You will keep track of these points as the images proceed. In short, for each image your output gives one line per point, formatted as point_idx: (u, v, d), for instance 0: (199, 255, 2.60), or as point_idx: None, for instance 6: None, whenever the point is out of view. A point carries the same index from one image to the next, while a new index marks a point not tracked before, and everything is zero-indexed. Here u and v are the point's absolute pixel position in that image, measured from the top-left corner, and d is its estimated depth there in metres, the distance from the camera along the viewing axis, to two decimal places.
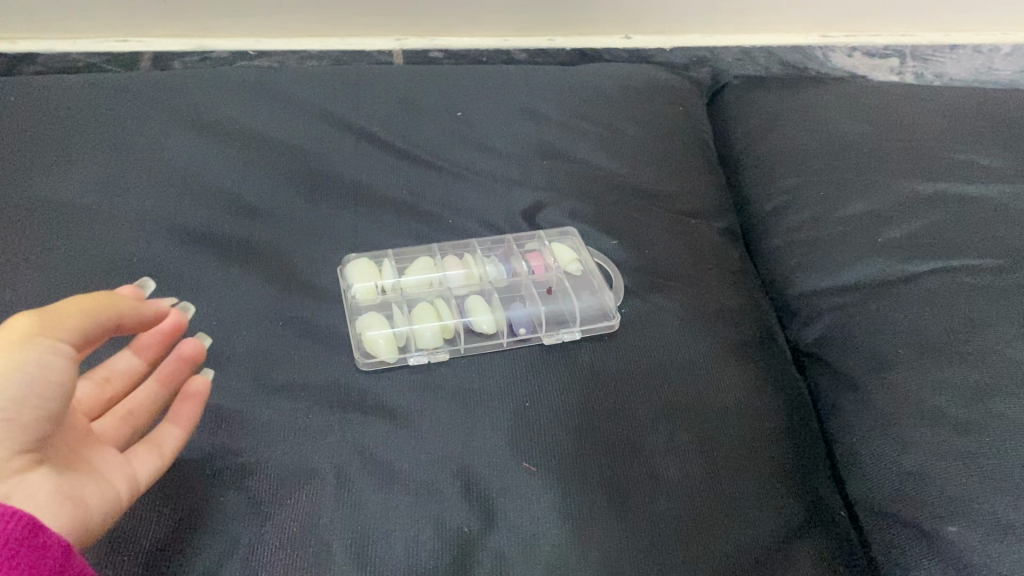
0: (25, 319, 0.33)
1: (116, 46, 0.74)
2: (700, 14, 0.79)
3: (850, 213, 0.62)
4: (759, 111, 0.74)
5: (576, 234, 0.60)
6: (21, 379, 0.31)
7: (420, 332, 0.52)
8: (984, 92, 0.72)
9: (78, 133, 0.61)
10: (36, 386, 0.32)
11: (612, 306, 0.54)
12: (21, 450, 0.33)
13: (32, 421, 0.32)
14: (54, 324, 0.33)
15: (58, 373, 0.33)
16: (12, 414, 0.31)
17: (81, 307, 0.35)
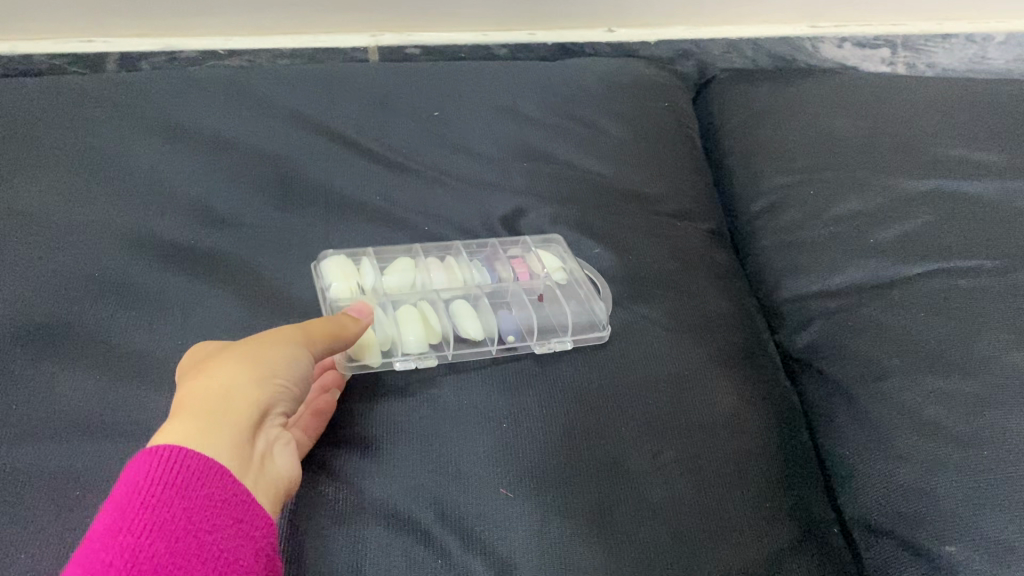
0: (295, 330, 0.40)
1: (80, 47, 0.71)
2: (684, 8, 0.77)
3: (841, 213, 0.60)
4: (746, 106, 0.72)
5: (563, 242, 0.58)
6: (285, 364, 0.38)
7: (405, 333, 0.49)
8: (978, 83, 0.70)
9: (38, 138, 0.59)
10: (292, 374, 0.39)
11: (602, 317, 0.52)
12: (276, 424, 0.38)
13: (286, 400, 0.39)
14: (315, 335, 0.41)
15: (307, 370, 0.40)
16: (280, 387, 0.38)
17: (332, 328, 0.43)
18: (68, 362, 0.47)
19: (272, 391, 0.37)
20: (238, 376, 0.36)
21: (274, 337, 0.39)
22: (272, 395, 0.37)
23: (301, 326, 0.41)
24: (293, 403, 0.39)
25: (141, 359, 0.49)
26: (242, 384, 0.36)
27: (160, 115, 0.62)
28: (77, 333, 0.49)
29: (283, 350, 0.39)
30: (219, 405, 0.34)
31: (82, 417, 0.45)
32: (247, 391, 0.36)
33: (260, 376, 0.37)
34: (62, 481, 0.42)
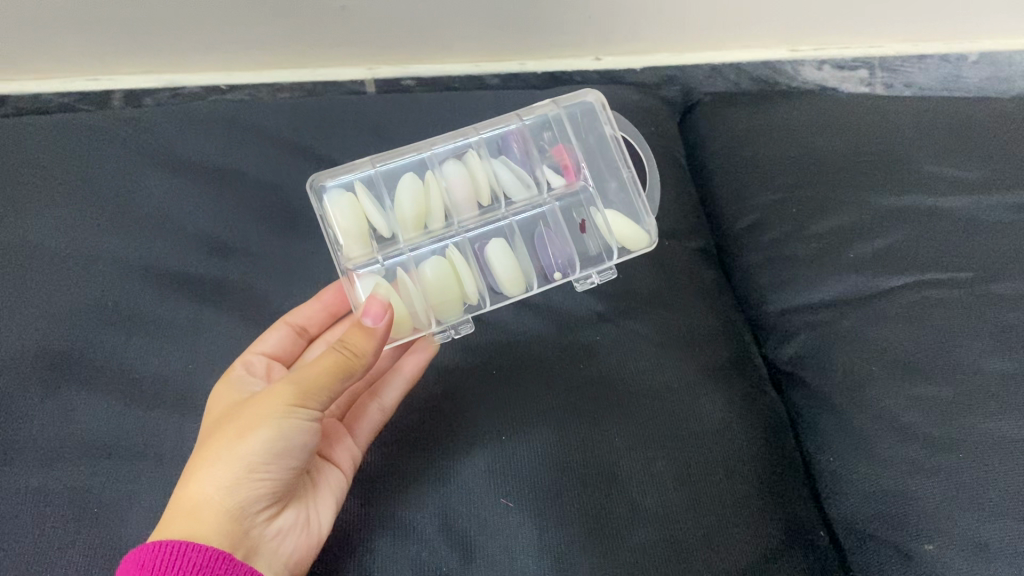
0: (287, 390, 0.40)
1: (88, 86, 0.77)
2: (669, 37, 0.80)
3: (822, 229, 0.62)
4: (731, 127, 0.75)
5: (603, 104, 0.55)
6: (267, 445, 0.39)
7: (441, 306, 0.49)
8: (952, 100, 0.72)
9: (49, 171, 0.61)
10: (281, 451, 0.40)
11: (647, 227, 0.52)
12: (271, 498, 0.40)
13: (276, 475, 0.40)
14: (311, 396, 0.40)
15: (301, 435, 0.40)
16: (263, 472, 0.39)
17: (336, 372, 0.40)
18: (86, 389, 0.50)
19: (254, 479, 0.39)
20: (213, 475, 0.38)
21: (263, 406, 0.39)
22: (254, 487, 0.39)
23: (294, 383, 0.40)
24: (290, 468, 0.41)
25: (155, 383, 0.51)
26: (217, 484, 0.38)
27: (162, 145, 0.64)
28: (93, 361, 0.51)
29: (265, 428, 0.39)
30: (190, 519, 0.38)
31: (100, 440, 0.48)
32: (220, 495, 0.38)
33: (236, 472, 0.38)
34: (87, 501, 0.45)
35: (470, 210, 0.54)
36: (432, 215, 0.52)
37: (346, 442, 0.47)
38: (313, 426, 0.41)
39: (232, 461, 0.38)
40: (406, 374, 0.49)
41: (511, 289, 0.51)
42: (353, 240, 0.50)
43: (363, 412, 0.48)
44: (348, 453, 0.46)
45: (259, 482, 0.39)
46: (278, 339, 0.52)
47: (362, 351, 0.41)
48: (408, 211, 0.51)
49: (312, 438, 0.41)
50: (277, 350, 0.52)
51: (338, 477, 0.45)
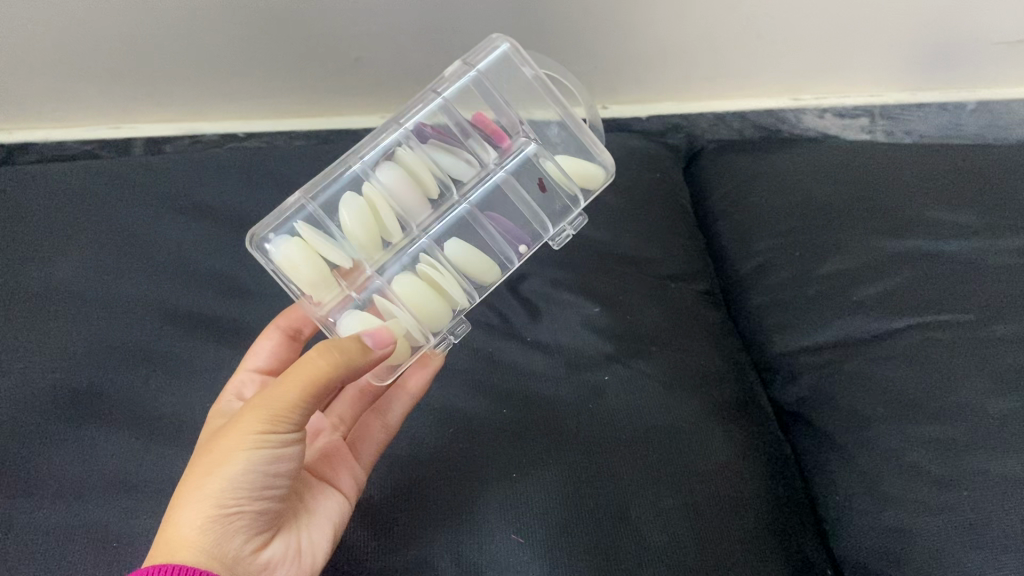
0: (256, 416, 0.39)
1: (110, 133, 0.81)
2: (673, 85, 0.82)
3: (825, 272, 0.64)
4: (734, 173, 0.77)
5: (516, 46, 0.49)
6: (237, 475, 0.38)
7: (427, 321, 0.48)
8: (951, 147, 0.74)
9: (73, 217, 0.63)
10: (255, 478, 0.39)
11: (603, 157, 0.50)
12: (255, 529, 0.39)
13: (253, 505, 0.39)
14: (280, 420, 0.39)
15: (274, 462, 0.39)
16: (239, 503, 0.38)
17: (310, 393, 0.39)
18: (104, 426, 0.51)
19: (231, 509, 0.38)
20: (189, 511, 0.37)
21: (231, 436, 0.39)
22: (233, 518, 0.38)
23: (259, 409, 0.39)
24: (269, 496, 0.40)
25: (171, 420, 0.52)
26: (193, 519, 0.37)
27: (182, 191, 0.67)
28: (111, 399, 0.53)
29: (235, 457, 0.38)
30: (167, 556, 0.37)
31: (117, 475, 0.49)
32: (196, 531, 0.37)
33: (209, 506, 0.38)
34: (104, 535, 0.46)
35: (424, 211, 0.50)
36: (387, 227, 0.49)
37: (351, 464, 0.48)
38: (285, 450, 0.40)
39: (204, 495, 0.38)
40: (411, 393, 0.51)
41: (487, 274, 0.50)
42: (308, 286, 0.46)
43: (364, 433, 0.50)
44: (351, 475, 0.47)
45: (238, 513, 0.38)
46: (271, 350, 0.53)
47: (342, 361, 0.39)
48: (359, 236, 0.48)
49: (287, 462, 0.40)
50: (271, 360, 0.52)
51: (337, 500, 0.45)
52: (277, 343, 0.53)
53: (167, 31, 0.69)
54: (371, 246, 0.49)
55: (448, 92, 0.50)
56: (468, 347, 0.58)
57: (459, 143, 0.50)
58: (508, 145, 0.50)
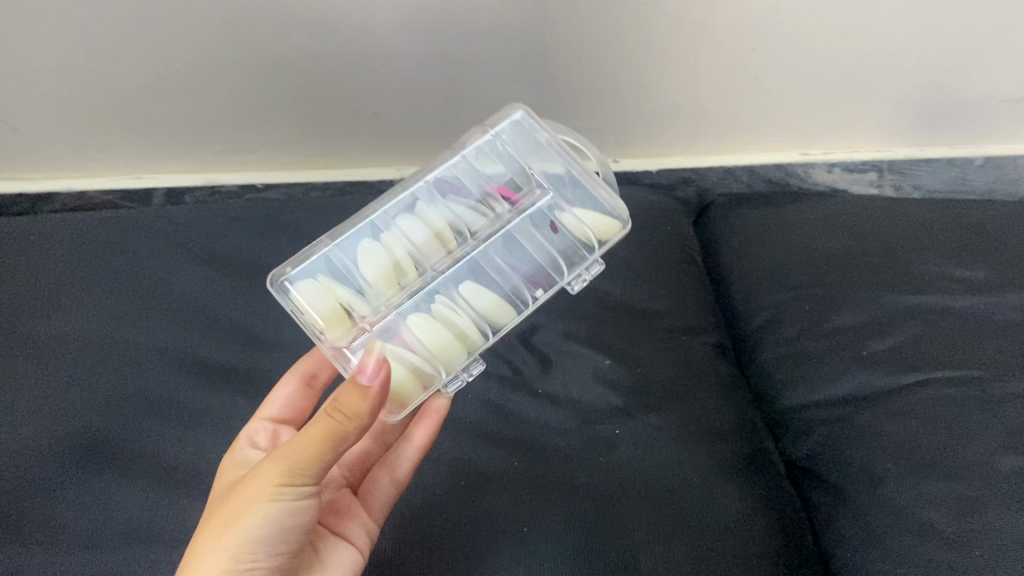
0: (273, 469, 0.39)
1: (133, 183, 0.83)
2: (682, 140, 0.84)
3: (835, 327, 0.64)
4: (744, 227, 0.78)
5: (530, 113, 0.57)
6: (253, 530, 0.39)
7: (446, 355, 0.50)
8: (959, 204, 0.75)
9: (93, 265, 0.65)
10: (269, 530, 0.39)
11: (620, 206, 0.54)
12: None
13: (268, 560, 0.40)
14: (297, 474, 0.39)
15: (289, 517, 0.40)
16: (253, 557, 0.39)
17: (327, 446, 0.39)
18: (119, 474, 0.52)
19: (244, 563, 0.39)
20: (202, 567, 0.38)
21: (249, 489, 0.39)
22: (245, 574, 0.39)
23: (276, 463, 0.39)
24: (284, 549, 0.40)
25: (184, 469, 0.53)
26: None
27: (201, 241, 0.68)
28: (127, 446, 0.53)
29: (251, 512, 0.39)
30: None
31: (131, 526, 0.49)
32: None
33: (222, 560, 0.38)
34: None
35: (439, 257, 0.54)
36: (404, 270, 0.53)
37: (363, 520, 0.48)
38: (301, 504, 0.40)
39: (218, 549, 0.38)
40: (421, 446, 0.51)
41: (500, 314, 0.52)
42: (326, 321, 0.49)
43: (376, 485, 0.50)
44: (363, 529, 0.48)
45: (252, 567, 0.39)
46: (285, 398, 0.53)
47: (357, 413, 0.39)
48: (378, 277, 0.52)
49: (302, 515, 0.40)
50: (286, 409, 0.53)
51: (349, 554, 0.46)
52: (293, 391, 0.53)
53: (187, 78, 0.71)
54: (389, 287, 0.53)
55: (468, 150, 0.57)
56: (480, 398, 0.58)
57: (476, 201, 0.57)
58: (519, 200, 0.57)
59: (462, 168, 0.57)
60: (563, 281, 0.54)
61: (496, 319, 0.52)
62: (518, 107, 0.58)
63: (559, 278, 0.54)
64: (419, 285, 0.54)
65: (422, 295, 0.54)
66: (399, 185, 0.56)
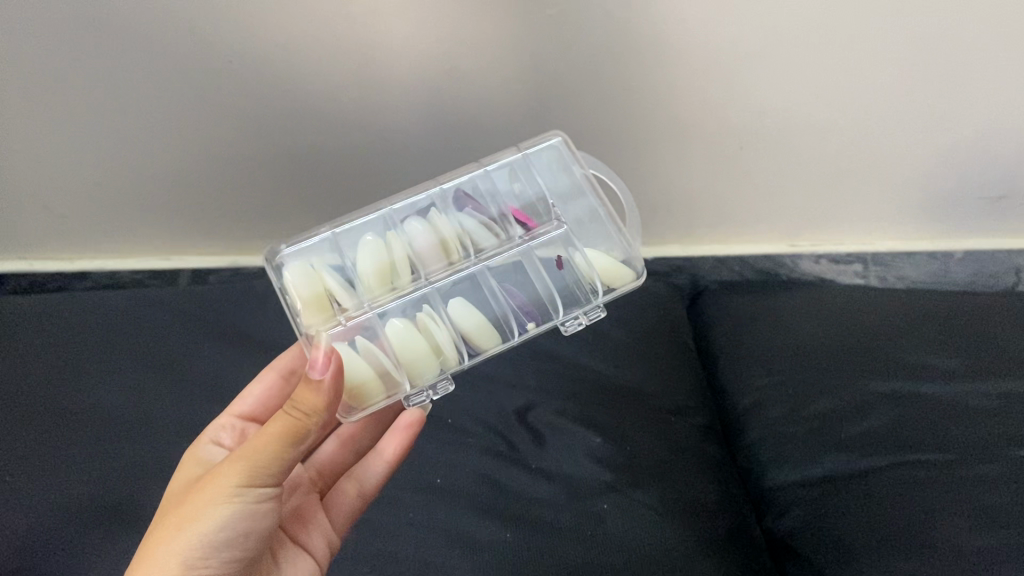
0: (232, 469, 0.42)
1: (161, 265, 0.92)
2: (674, 231, 0.90)
3: (817, 409, 0.68)
4: (734, 314, 0.82)
5: (564, 140, 0.61)
6: (209, 529, 0.42)
7: (417, 366, 0.53)
8: (938, 296, 0.79)
9: (120, 340, 0.70)
10: (225, 530, 0.42)
11: (637, 262, 0.57)
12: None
13: (222, 562, 0.42)
14: (254, 474, 0.42)
15: (244, 520, 0.42)
16: (210, 553, 0.42)
17: (285, 444, 0.42)
18: (134, 538, 0.56)
19: (197, 563, 0.41)
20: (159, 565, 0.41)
21: (208, 488, 0.42)
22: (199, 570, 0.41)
23: (234, 467, 0.42)
24: (239, 550, 0.43)
25: None
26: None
27: (220, 319, 0.73)
28: (141, 509, 0.57)
29: (207, 514, 0.42)
30: None
31: None
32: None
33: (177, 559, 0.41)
34: None
35: (436, 264, 0.57)
36: (397, 271, 0.56)
37: (325, 525, 0.54)
38: (259, 501, 0.43)
39: (174, 547, 0.41)
40: (388, 460, 0.57)
41: (482, 338, 0.55)
42: (308, 309, 0.53)
43: (342, 493, 0.56)
44: (324, 536, 0.53)
45: (205, 566, 0.42)
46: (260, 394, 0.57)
47: (315, 409, 0.41)
48: (369, 274, 0.56)
49: (258, 512, 0.43)
50: (259, 402, 0.57)
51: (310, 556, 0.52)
52: (270, 386, 0.58)
53: (217, 174, 0.80)
54: (379, 286, 0.56)
55: (491, 164, 0.61)
56: (476, 471, 0.61)
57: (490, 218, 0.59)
58: (535, 228, 0.59)
59: (481, 180, 0.60)
60: (556, 319, 0.56)
61: (478, 342, 0.55)
62: (556, 134, 0.61)
63: (553, 314, 0.56)
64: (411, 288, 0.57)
65: (411, 300, 0.56)
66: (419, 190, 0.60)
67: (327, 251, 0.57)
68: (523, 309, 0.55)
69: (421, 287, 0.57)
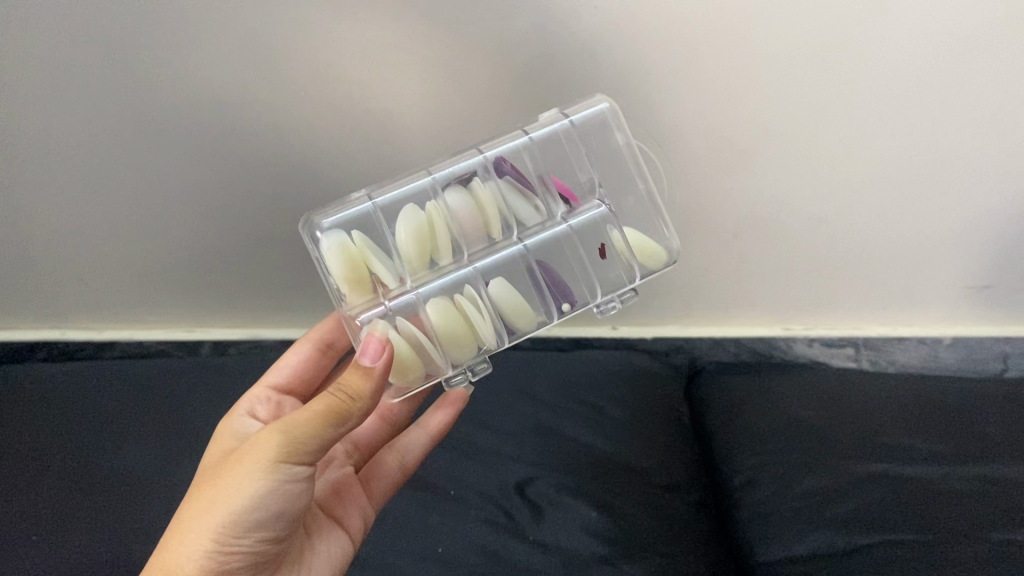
0: (269, 448, 0.44)
1: (186, 335, 0.97)
2: (674, 311, 0.95)
3: (804, 488, 0.71)
4: (729, 394, 0.86)
5: (613, 109, 0.58)
6: (242, 505, 0.44)
7: (457, 349, 0.56)
8: (923, 380, 0.83)
9: (149, 414, 0.76)
10: (258, 505, 0.44)
11: (675, 247, 0.58)
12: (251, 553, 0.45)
13: (252, 543, 0.45)
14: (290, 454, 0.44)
15: (276, 501, 0.45)
16: (242, 528, 0.44)
17: (325, 423, 0.44)
18: None
19: (230, 536, 0.44)
20: (198, 535, 0.44)
21: (245, 464, 0.44)
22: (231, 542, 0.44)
23: (269, 444, 0.44)
24: (273, 526, 0.46)
25: None
26: (191, 553, 0.44)
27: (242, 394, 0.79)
28: None
29: (243, 491, 0.44)
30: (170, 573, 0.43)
31: None
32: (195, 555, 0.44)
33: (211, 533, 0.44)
34: None
35: (478, 242, 0.57)
36: (439, 250, 0.56)
37: (364, 501, 0.60)
38: (294, 476, 0.45)
39: (209, 521, 0.44)
40: (431, 433, 0.65)
41: (520, 320, 0.57)
42: (348, 287, 0.54)
43: (382, 467, 0.63)
44: (364, 512, 0.59)
45: (236, 539, 0.44)
46: (294, 365, 0.65)
47: (358, 394, 0.46)
48: (411, 253, 0.55)
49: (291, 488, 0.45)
50: (293, 371, 0.65)
51: (353, 531, 0.57)
52: (306, 357, 0.66)
53: (242, 253, 0.86)
54: (418, 261, 0.56)
55: (537, 133, 0.58)
56: (476, 542, 0.65)
57: (532, 192, 0.57)
58: (576, 206, 0.59)
59: (525, 148, 0.58)
60: (589, 302, 0.59)
61: (516, 325, 0.57)
62: (604, 100, 0.58)
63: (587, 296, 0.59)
64: (452, 266, 0.58)
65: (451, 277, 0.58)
66: (461, 156, 0.58)
67: (367, 222, 0.56)
68: (559, 294, 0.57)
69: (461, 266, 0.58)
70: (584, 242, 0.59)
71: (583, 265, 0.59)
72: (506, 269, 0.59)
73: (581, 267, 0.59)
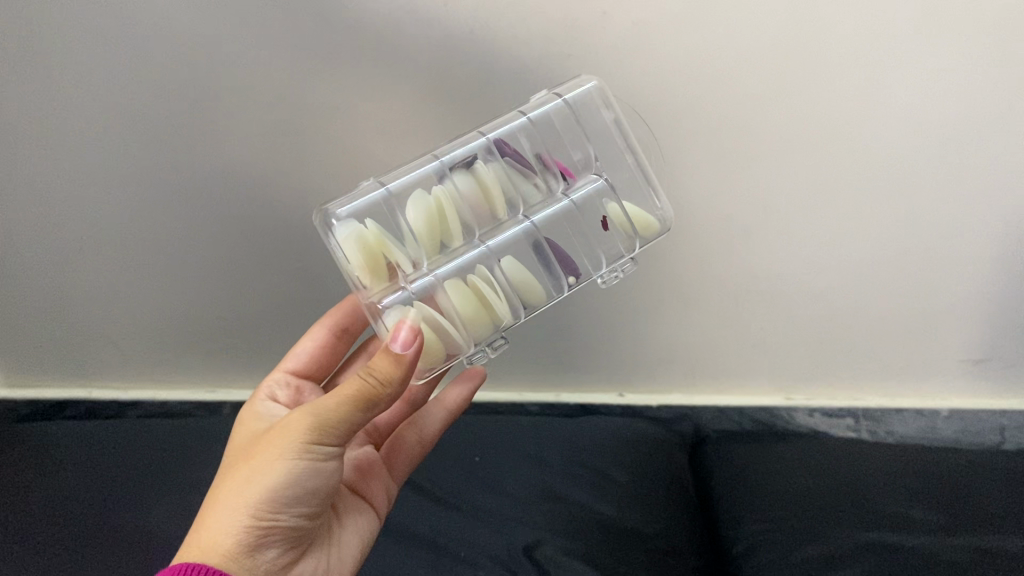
0: (303, 429, 0.46)
1: (207, 397, 1.00)
2: (679, 380, 0.98)
3: (803, 555, 0.73)
4: (731, 462, 0.88)
5: (601, 88, 0.57)
6: (277, 483, 0.46)
7: (475, 328, 0.56)
8: (920, 451, 0.85)
9: (172, 472, 0.80)
10: (293, 483, 0.46)
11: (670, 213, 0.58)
12: (283, 531, 0.47)
13: (285, 518, 0.47)
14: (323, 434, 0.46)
15: (309, 478, 0.47)
16: (276, 506, 0.46)
17: (358, 404, 0.46)
18: None
19: (266, 512, 0.46)
20: (234, 510, 0.45)
21: (280, 444, 0.46)
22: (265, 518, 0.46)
23: (304, 426, 0.46)
24: (305, 505, 0.48)
25: None
26: (228, 527, 0.45)
27: None
28: None
29: (279, 467, 0.46)
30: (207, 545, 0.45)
31: None
32: (231, 529, 0.45)
33: (247, 508, 0.45)
34: None
35: (485, 223, 0.57)
36: (451, 233, 0.55)
37: (387, 479, 0.64)
38: (326, 456, 0.47)
39: (245, 496, 0.46)
40: (447, 410, 0.70)
41: (532, 295, 0.58)
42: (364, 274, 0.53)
43: (402, 447, 0.67)
44: (389, 489, 0.63)
45: (271, 515, 0.46)
46: (309, 352, 0.68)
47: (389, 379, 0.46)
48: (424, 237, 0.54)
49: (323, 468, 0.47)
50: (309, 357, 0.68)
51: (380, 507, 0.61)
52: (321, 341, 0.69)
53: (265, 317, 0.90)
54: (431, 246, 0.55)
55: (534, 114, 0.57)
56: None
57: (534, 171, 0.57)
58: (574, 181, 0.59)
59: (524, 129, 0.57)
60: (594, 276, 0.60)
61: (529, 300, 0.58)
62: (592, 80, 0.57)
63: (590, 271, 0.59)
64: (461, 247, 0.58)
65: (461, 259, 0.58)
66: (465, 140, 0.57)
67: (377, 210, 0.55)
68: (567, 269, 0.58)
69: (470, 248, 0.58)
70: (586, 215, 0.59)
71: (583, 237, 0.59)
72: (514, 246, 0.59)
73: (582, 239, 0.59)
